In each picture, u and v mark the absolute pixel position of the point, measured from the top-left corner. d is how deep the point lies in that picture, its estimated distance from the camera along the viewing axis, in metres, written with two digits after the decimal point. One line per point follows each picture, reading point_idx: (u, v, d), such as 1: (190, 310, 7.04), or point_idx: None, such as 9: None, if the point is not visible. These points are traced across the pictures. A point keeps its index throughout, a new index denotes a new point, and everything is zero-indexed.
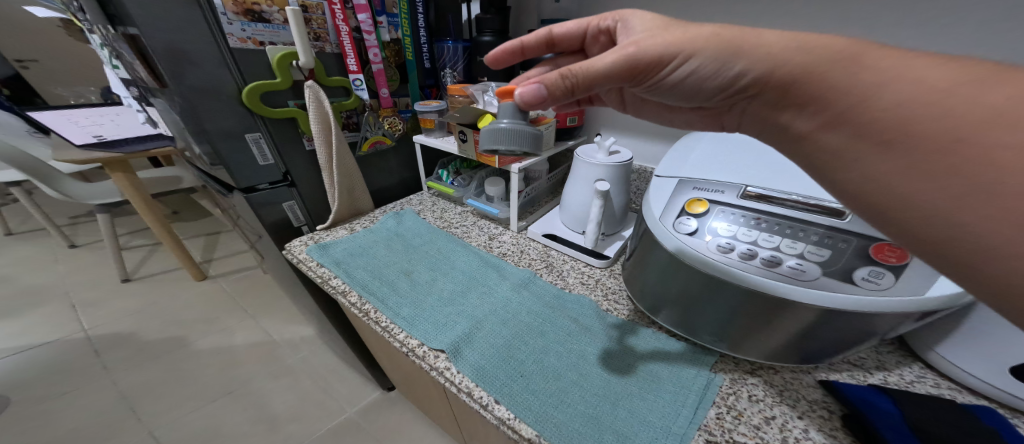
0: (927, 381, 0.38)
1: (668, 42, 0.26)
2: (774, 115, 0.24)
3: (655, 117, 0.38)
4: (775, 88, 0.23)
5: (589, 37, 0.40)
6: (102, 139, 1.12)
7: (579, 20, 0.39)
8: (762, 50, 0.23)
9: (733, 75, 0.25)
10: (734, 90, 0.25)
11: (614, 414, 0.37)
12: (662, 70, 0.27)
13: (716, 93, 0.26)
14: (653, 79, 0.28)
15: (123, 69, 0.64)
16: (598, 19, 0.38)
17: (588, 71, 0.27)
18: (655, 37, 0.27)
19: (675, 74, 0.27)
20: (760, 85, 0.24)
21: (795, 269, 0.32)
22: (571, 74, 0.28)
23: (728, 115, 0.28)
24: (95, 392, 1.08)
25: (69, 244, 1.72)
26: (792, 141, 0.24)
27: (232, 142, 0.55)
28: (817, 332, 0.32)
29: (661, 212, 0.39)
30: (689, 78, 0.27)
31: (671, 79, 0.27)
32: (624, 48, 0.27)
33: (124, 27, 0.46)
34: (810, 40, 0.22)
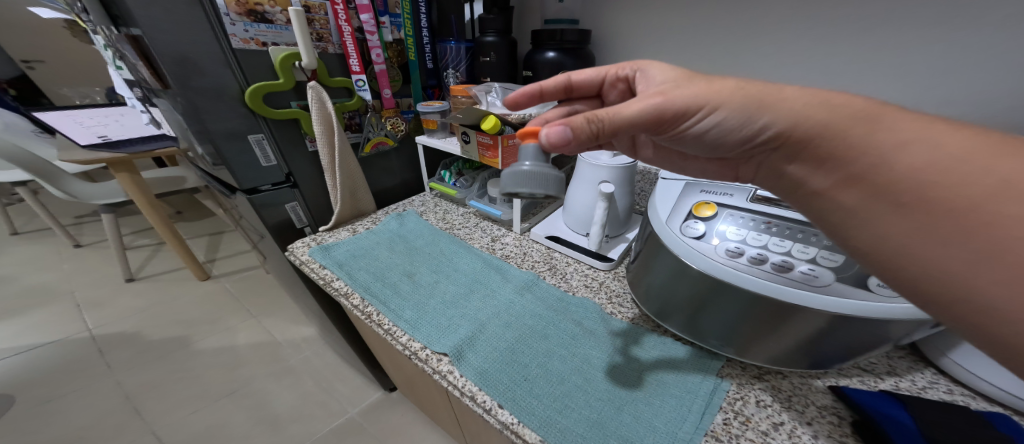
0: (939, 387, 0.37)
1: (694, 95, 0.27)
2: (788, 168, 0.26)
3: (666, 165, 0.39)
4: (795, 144, 0.25)
5: (607, 84, 0.42)
6: (106, 139, 1.13)
7: (597, 69, 0.41)
8: (785, 106, 0.25)
9: (755, 130, 0.26)
10: (754, 144, 0.27)
11: (619, 420, 0.36)
12: (687, 121, 0.28)
13: (737, 146, 0.28)
14: (677, 130, 0.29)
15: (128, 71, 0.64)
16: (615, 68, 0.40)
17: (617, 117, 0.28)
18: (681, 89, 0.28)
19: (699, 125, 0.28)
20: (781, 139, 0.25)
21: (807, 274, 0.31)
22: (597, 119, 0.28)
23: (745, 166, 0.30)
24: (100, 392, 1.09)
25: (74, 243, 1.74)
26: (805, 201, 0.26)
27: (235, 142, 0.55)
28: (828, 338, 0.31)
29: (668, 215, 0.39)
30: (711, 130, 0.28)
31: (693, 130, 0.28)
32: (651, 98, 0.28)
33: (127, 28, 0.46)
34: (831, 99, 0.24)
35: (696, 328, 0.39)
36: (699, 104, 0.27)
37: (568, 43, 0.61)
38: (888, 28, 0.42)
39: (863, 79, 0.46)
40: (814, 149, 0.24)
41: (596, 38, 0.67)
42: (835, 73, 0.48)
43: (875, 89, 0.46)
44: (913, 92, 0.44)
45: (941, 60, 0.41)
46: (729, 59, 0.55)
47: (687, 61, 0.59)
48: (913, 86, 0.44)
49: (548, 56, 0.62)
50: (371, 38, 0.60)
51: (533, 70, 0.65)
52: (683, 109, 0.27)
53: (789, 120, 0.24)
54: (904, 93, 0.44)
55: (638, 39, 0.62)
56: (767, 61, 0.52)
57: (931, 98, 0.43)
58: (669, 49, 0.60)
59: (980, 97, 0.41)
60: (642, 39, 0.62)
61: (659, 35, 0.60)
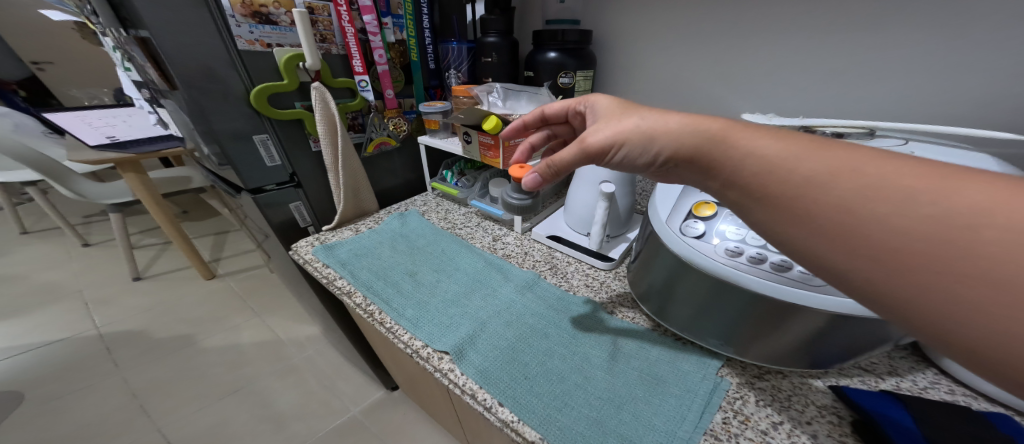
0: (941, 387, 0.37)
1: (606, 135, 0.31)
2: (695, 179, 0.28)
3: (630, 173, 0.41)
4: (685, 162, 0.28)
5: (572, 114, 0.43)
6: (114, 139, 1.14)
7: (563, 101, 0.43)
8: (666, 133, 0.28)
9: (652, 157, 0.29)
10: (659, 165, 0.30)
11: (618, 418, 0.36)
12: (608, 156, 0.31)
13: (649, 168, 0.31)
14: (607, 161, 0.32)
15: (136, 72, 0.65)
16: (575, 101, 0.41)
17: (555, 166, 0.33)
18: (600, 130, 0.31)
19: (617, 159, 0.31)
20: (674, 160, 0.28)
21: (805, 274, 0.30)
22: (553, 163, 0.34)
23: (670, 178, 0.32)
24: (106, 389, 1.10)
25: (83, 242, 1.77)
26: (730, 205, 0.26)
27: (240, 143, 0.55)
28: (827, 338, 0.31)
29: (668, 215, 0.39)
30: (626, 161, 0.31)
31: (617, 162, 0.31)
32: (578, 142, 0.32)
33: (136, 31, 0.47)
34: (695, 122, 0.27)
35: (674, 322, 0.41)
36: (609, 144, 0.30)
37: (569, 43, 0.61)
38: (890, 26, 0.42)
39: (865, 78, 0.46)
40: (700, 161, 0.27)
41: (598, 38, 0.67)
42: (837, 71, 0.47)
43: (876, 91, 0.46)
44: (915, 92, 0.43)
45: (944, 59, 0.41)
46: (729, 60, 0.55)
47: (688, 61, 0.59)
48: (914, 86, 0.43)
49: (549, 57, 0.62)
50: (374, 39, 0.61)
51: (534, 70, 0.65)
52: (597, 151, 0.31)
53: (670, 145, 0.28)
54: (906, 92, 0.44)
55: (639, 39, 0.62)
56: (767, 60, 0.52)
57: (935, 98, 0.43)
58: (671, 48, 0.59)
59: (986, 96, 0.40)
60: (644, 39, 0.62)
61: (660, 34, 0.59)
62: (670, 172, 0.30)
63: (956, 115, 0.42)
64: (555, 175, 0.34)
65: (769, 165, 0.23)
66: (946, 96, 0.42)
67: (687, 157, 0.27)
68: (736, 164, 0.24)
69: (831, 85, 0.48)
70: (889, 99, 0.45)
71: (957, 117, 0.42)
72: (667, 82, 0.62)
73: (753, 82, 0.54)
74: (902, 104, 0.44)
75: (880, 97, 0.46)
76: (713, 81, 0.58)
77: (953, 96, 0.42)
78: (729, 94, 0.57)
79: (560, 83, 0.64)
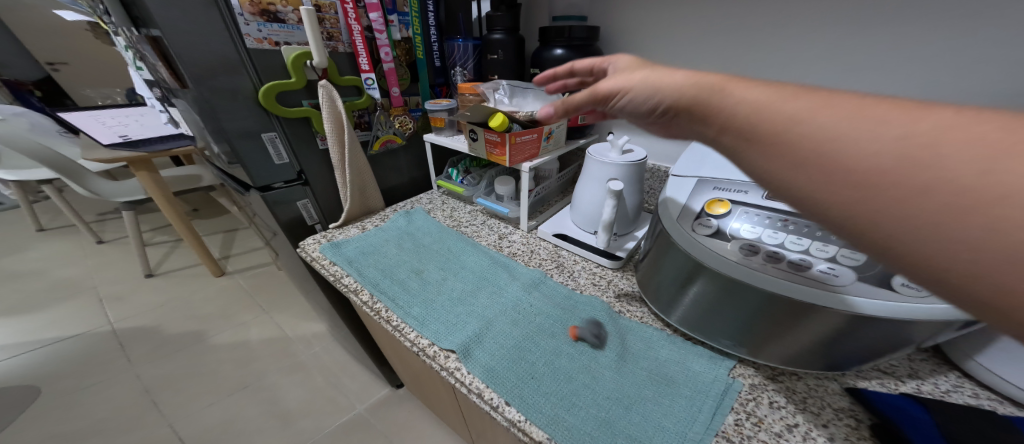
0: (964, 391, 0.36)
1: (616, 83, 0.30)
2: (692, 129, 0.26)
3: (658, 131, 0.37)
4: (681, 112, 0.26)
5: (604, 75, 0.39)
6: (127, 138, 1.16)
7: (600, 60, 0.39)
8: (668, 82, 0.26)
9: (653, 105, 0.28)
10: (660, 116, 0.28)
11: (627, 419, 0.36)
12: (614, 102, 0.30)
13: (651, 117, 0.29)
14: (612, 109, 0.31)
15: (147, 71, 0.66)
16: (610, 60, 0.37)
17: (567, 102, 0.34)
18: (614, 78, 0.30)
19: (623, 105, 0.30)
20: (673, 111, 0.26)
21: (826, 273, 0.30)
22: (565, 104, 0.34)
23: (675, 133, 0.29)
24: (120, 384, 1.12)
25: (97, 239, 1.81)
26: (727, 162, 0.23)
27: (248, 141, 0.56)
28: (845, 340, 0.31)
29: (680, 212, 0.38)
30: (628, 109, 0.30)
31: (624, 108, 0.30)
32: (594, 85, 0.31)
33: (147, 29, 0.47)
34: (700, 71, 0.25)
35: (672, 313, 0.42)
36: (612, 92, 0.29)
37: (577, 40, 0.60)
38: (910, 18, 0.41)
39: (882, 72, 0.44)
40: (694, 109, 0.24)
41: (605, 34, 0.66)
42: (852, 65, 0.46)
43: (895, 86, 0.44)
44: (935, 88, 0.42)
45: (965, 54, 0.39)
46: (740, 55, 0.54)
47: (697, 57, 0.58)
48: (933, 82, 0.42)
49: (556, 53, 0.61)
50: (380, 37, 0.61)
51: (541, 67, 0.64)
52: (600, 96, 0.31)
53: (670, 97, 0.26)
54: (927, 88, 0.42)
55: (648, 35, 0.61)
56: (779, 55, 0.50)
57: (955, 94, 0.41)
58: (680, 45, 0.58)
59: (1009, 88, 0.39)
60: (652, 34, 0.61)
61: (668, 30, 0.58)
62: (672, 125, 0.27)
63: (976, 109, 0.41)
64: (563, 111, 0.36)
65: (754, 110, 0.21)
66: (969, 89, 0.41)
67: (684, 108, 0.25)
68: (729, 109, 0.22)
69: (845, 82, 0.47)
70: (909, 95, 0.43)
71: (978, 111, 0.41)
72: None
73: (765, 76, 0.53)
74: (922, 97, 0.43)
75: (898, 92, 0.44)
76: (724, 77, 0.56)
77: (975, 88, 0.40)
78: None
79: None
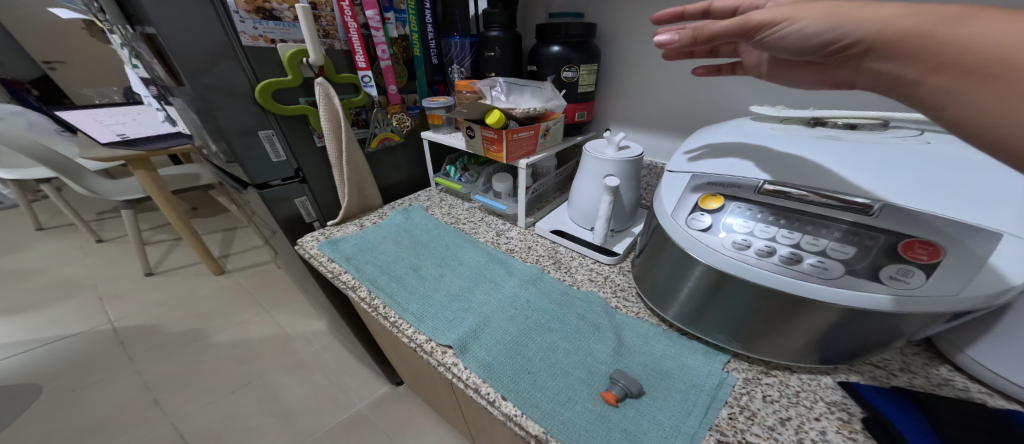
0: (955, 384, 0.36)
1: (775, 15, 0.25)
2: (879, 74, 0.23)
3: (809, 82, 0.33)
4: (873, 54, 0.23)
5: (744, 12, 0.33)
6: (125, 136, 1.16)
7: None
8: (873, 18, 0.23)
9: (832, 41, 0.24)
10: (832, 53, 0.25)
11: (622, 413, 0.36)
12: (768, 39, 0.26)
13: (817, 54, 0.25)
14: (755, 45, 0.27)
15: (143, 69, 0.66)
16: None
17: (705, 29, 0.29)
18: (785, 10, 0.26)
19: (779, 42, 0.26)
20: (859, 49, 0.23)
21: (816, 267, 0.29)
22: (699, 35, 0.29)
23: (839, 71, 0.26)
24: (123, 382, 1.13)
25: (97, 238, 1.81)
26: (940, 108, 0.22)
27: (245, 138, 0.56)
28: (837, 333, 0.31)
29: (674, 207, 0.37)
30: (789, 42, 0.26)
31: (780, 45, 0.26)
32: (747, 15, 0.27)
33: (142, 27, 0.47)
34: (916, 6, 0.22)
35: (667, 308, 0.42)
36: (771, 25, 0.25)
37: (574, 36, 0.60)
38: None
39: None
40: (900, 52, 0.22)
41: (602, 31, 0.66)
42: None
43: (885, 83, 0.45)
44: None
45: None
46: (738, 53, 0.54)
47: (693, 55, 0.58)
48: None
49: (553, 51, 0.61)
50: (377, 34, 0.61)
51: (537, 64, 0.64)
52: (748, 29, 0.27)
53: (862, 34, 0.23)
54: None
55: (645, 31, 0.61)
56: None
57: None
58: None
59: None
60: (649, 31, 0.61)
61: None
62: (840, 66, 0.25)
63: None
64: (688, 42, 0.30)
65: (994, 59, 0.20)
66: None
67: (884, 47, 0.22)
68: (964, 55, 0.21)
69: None
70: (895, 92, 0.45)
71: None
72: (673, 75, 0.62)
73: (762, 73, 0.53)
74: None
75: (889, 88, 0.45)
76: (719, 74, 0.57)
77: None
78: (736, 86, 0.56)
79: (564, 77, 0.63)
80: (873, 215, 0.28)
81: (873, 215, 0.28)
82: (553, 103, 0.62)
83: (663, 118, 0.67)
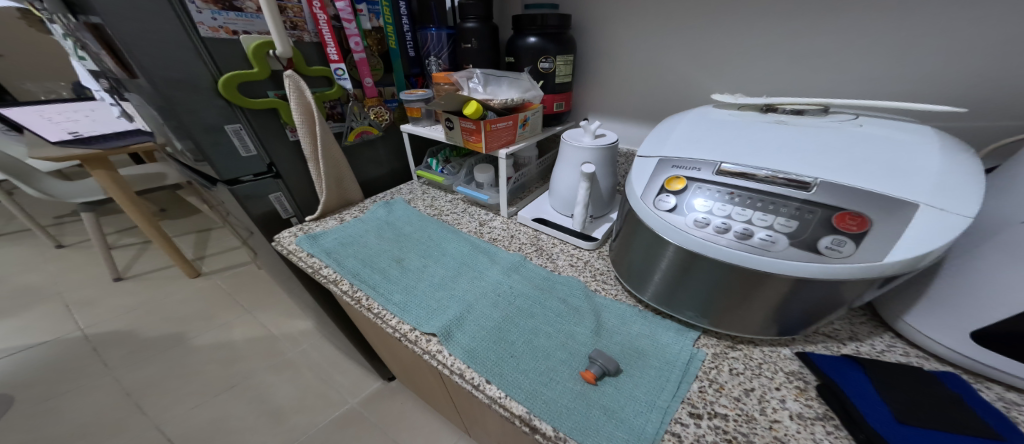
0: (896, 350, 0.39)
1: None
2: None
3: None
4: None
5: None
6: (77, 135, 1.08)
7: None
8: None
9: None
10: None
11: (601, 391, 0.38)
12: None
13: None
14: None
15: (91, 61, 0.62)
16: None
17: None
18: None
19: None
20: None
21: (765, 241, 0.31)
22: None
23: None
24: (99, 389, 1.09)
25: (56, 243, 1.72)
26: None
27: (212, 134, 0.54)
28: (791, 304, 0.33)
29: (643, 189, 0.38)
30: None
31: None
32: None
33: (86, 17, 0.45)
34: None
35: (645, 290, 0.44)
36: None
37: (549, 28, 0.60)
38: (847, 6, 0.45)
39: (831, 58, 0.48)
40: None
41: (576, 22, 0.67)
42: (807, 53, 0.50)
43: (833, 76, 0.49)
44: (863, 77, 0.47)
45: (888, 43, 0.45)
46: (705, 45, 0.56)
47: (664, 47, 0.60)
48: (863, 70, 0.47)
49: (529, 42, 0.61)
50: (349, 26, 0.60)
51: (515, 56, 0.64)
52: None
53: None
54: (858, 78, 0.48)
55: (616, 21, 0.62)
56: (737, 45, 0.54)
57: (883, 82, 0.46)
58: (646, 32, 0.60)
59: (929, 72, 0.44)
60: (622, 23, 0.62)
61: (636, 19, 0.60)
62: None
63: (905, 92, 0.46)
64: None
65: None
66: (899, 73, 0.45)
67: None
68: None
69: (792, 68, 0.51)
70: (843, 85, 0.49)
71: (906, 92, 0.46)
72: (645, 67, 0.63)
73: (726, 62, 0.55)
74: (860, 81, 0.48)
75: (837, 80, 0.49)
76: (686, 63, 0.59)
77: (904, 72, 0.45)
78: (705, 76, 0.58)
79: (540, 68, 0.64)
80: (811, 192, 0.31)
81: (811, 192, 0.31)
82: (530, 93, 0.63)
83: (638, 108, 0.68)
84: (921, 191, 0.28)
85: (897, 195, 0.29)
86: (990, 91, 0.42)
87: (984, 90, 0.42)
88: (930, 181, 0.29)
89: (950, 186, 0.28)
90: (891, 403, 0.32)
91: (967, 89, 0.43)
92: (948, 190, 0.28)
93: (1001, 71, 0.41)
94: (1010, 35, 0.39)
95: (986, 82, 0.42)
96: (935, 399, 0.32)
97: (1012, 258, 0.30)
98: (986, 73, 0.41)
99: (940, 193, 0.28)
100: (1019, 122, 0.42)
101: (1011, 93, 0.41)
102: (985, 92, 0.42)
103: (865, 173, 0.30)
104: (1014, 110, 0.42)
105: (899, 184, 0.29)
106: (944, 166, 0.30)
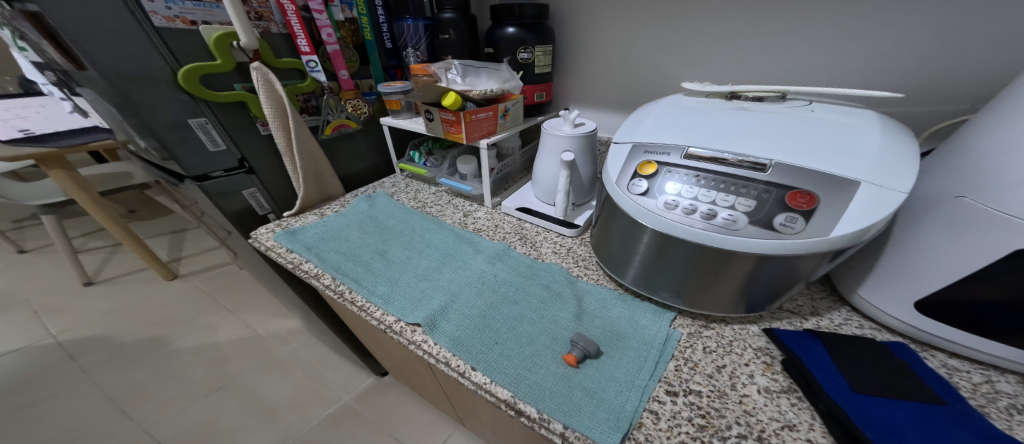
0: (852, 323, 0.42)
1: None
2: None
3: None
4: None
5: None
6: (29, 132, 0.95)
7: None
8: None
9: None
10: None
11: (582, 373, 0.39)
12: None
13: None
14: None
15: (34, 52, 0.59)
16: None
17: None
18: None
19: None
20: None
21: (728, 220, 0.33)
22: None
23: None
24: (76, 396, 1.06)
25: (18, 249, 1.63)
26: None
27: (176, 129, 0.52)
28: (755, 280, 0.35)
29: (617, 174, 0.39)
30: None
31: None
32: None
33: (23, 4, 0.42)
34: None
35: (623, 273, 0.45)
36: None
37: (527, 17, 0.60)
38: None
39: (796, 46, 0.49)
40: None
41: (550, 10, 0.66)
42: (773, 40, 0.50)
43: (797, 62, 0.50)
44: (825, 64, 0.49)
45: (846, 31, 0.46)
46: (674, 34, 0.57)
47: (637, 36, 0.60)
48: (824, 56, 0.48)
49: (508, 32, 0.61)
50: (319, 17, 0.58)
51: (494, 47, 0.64)
52: None
53: None
54: (820, 65, 0.49)
55: (587, 11, 0.63)
56: (706, 34, 0.54)
57: (842, 69, 0.48)
58: (618, 22, 0.60)
59: (875, 60, 0.46)
60: (595, 13, 0.62)
61: (608, 9, 0.60)
62: None
63: (854, 80, 0.48)
64: None
65: None
66: (849, 62, 0.47)
67: None
68: None
69: (760, 56, 0.52)
70: (807, 72, 0.50)
71: (857, 80, 0.48)
72: (620, 57, 0.63)
73: (696, 50, 0.56)
74: (816, 69, 0.49)
75: (800, 68, 0.50)
76: (658, 52, 0.59)
77: (857, 59, 0.47)
78: (677, 66, 0.59)
79: (520, 58, 0.63)
80: (767, 173, 0.33)
81: (767, 173, 0.33)
82: (510, 84, 0.63)
83: (616, 97, 0.69)
84: (864, 170, 0.30)
85: (842, 175, 0.30)
86: (935, 77, 0.44)
87: (925, 77, 0.44)
88: (872, 160, 0.30)
89: (889, 164, 0.30)
90: (850, 375, 0.35)
91: (910, 77, 0.45)
92: (888, 168, 0.30)
93: (941, 59, 0.43)
94: (947, 23, 0.41)
95: (927, 69, 0.44)
96: (887, 368, 0.35)
97: (948, 231, 0.32)
98: (926, 61, 0.43)
99: (881, 171, 0.30)
100: (957, 106, 0.44)
101: (947, 81, 0.44)
102: (926, 80, 0.44)
103: (815, 155, 0.32)
104: (952, 96, 0.44)
105: (845, 163, 0.31)
106: (885, 146, 0.31)
